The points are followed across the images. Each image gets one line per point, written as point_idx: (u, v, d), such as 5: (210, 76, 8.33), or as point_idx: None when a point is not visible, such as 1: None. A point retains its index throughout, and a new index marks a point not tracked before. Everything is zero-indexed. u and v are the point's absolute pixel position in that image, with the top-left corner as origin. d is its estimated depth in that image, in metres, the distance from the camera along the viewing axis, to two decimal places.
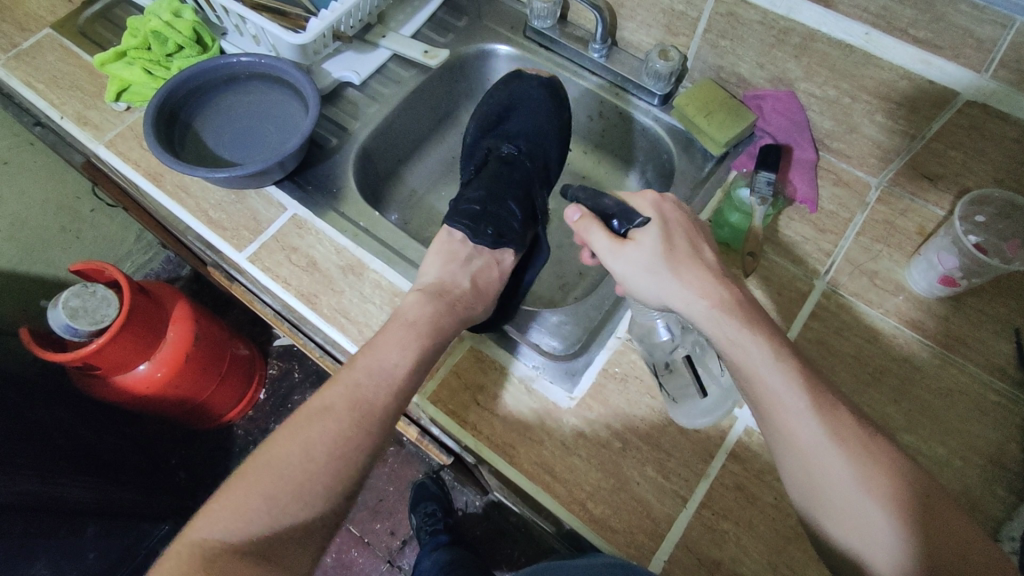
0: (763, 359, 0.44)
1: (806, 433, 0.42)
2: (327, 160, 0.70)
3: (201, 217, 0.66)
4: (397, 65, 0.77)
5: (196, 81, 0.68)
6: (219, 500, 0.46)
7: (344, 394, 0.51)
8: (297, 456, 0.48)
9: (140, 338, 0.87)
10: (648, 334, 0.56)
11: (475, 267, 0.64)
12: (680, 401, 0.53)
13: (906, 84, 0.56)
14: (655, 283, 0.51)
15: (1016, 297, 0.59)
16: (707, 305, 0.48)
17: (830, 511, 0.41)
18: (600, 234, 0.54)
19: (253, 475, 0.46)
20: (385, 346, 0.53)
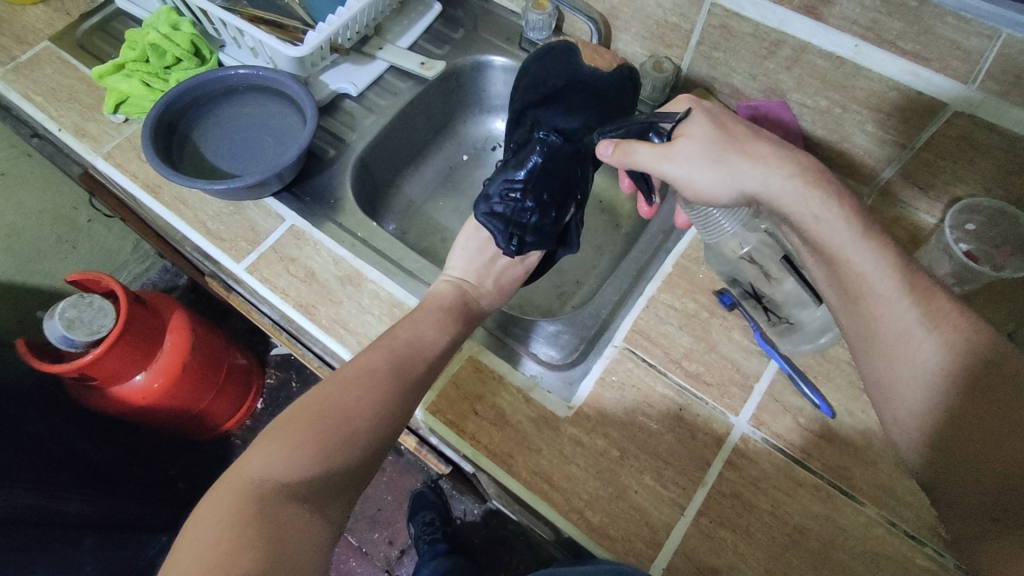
0: (852, 241, 0.43)
1: (894, 318, 0.41)
2: (324, 171, 0.71)
3: (200, 228, 0.66)
4: (394, 77, 0.78)
5: (194, 94, 0.68)
6: (264, 441, 0.45)
7: (366, 389, 0.50)
8: (342, 412, 0.48)
9: (137, 347, 0.87)
10: (726, 246, 0.55)
11: (501, 266, 0.68)
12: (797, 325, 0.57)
13: (896, 95, 0.57)
14: (725, 172, 0.47)
15: (1006, 303, 0.60)
16: (787, 177, 0.46)
17: (898, 393, 0.42)
18: (644, 147, 0.50)
19: (302, 421, 0.46)
20: (383, 355, 0.53)
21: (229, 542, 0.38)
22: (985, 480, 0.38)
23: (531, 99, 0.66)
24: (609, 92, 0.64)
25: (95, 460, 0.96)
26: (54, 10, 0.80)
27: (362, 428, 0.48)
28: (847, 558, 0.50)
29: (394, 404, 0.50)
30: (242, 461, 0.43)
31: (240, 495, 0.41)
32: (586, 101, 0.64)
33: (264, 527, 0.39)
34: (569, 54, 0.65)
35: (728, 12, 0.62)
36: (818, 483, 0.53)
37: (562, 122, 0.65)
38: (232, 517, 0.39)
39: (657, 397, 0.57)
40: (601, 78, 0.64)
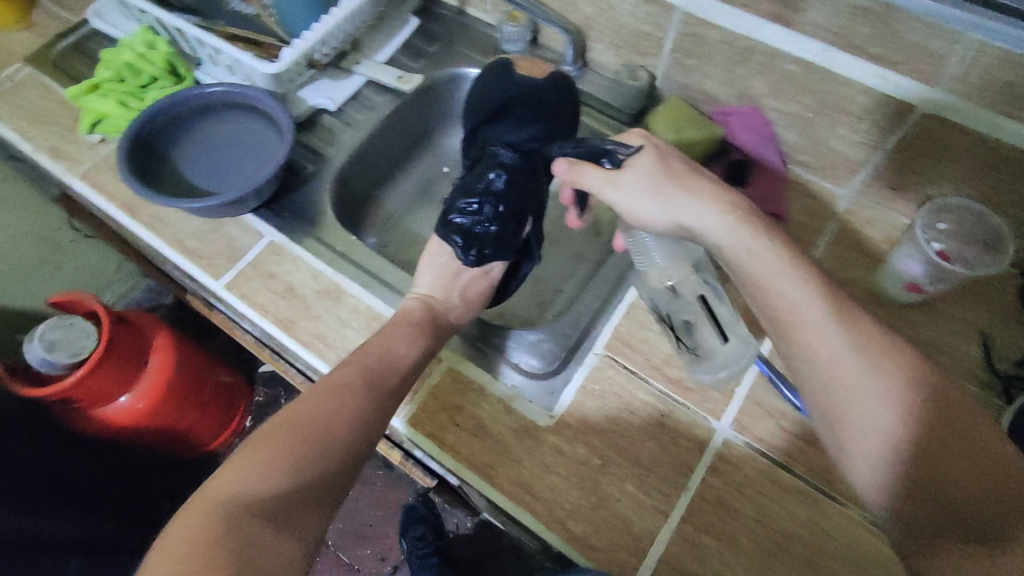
0: (782, 271, 0.43)
1: (829, 348, 0.40)
2: (303, 186, 0.71)
3: (177, 247, 0.66)
4: (372, 91, 0.78)
5: (171, 112, 0.68)
6: (237, 459, 0.45)
7: (349, 396, 0.50)
8: (318, 426, 0.48)
9: (119, 368, 0.86)
10: (647, 275, 0.54)
11: (466, 279, 0.67)
12: (703, 354, 0.53)
13: (865, 98, 0.58)
14: (661, 202, 0.50)
15: (982, 301, 0.61)
16: (717, 212, 0.48)
17: (848, 426, 0.39)
18: (593, 171, 0.55)
19: (275, 437, 0.46)
20: (358, 368, 0.52)
21: (197, 564, 0.39)
22: (950, 496, 0.37)
23: (483, 117, 0.70)
24: (552, 100, 0.67)
25: (79, 485, 0.96)
26: (31, 32, 0.80)
27: (338, 443, 0.48)
28: (830, 561, 0.50)
29: (370, 418, 0.50)
30: (214, 481, 0.44)
31: (207, 517, 0.41)
32: (533, 113, 0.67)
33: (230, 550, 0.40)
34: (506, 69, 0.69)
35: (698, 20, 0.63)
36: (800, 486, 0.53)
37: (512, 136, 0.69)
38: (200, 540, 0.40)
39: (638, 404, 0.57)
40: (538, 87, 0.67)
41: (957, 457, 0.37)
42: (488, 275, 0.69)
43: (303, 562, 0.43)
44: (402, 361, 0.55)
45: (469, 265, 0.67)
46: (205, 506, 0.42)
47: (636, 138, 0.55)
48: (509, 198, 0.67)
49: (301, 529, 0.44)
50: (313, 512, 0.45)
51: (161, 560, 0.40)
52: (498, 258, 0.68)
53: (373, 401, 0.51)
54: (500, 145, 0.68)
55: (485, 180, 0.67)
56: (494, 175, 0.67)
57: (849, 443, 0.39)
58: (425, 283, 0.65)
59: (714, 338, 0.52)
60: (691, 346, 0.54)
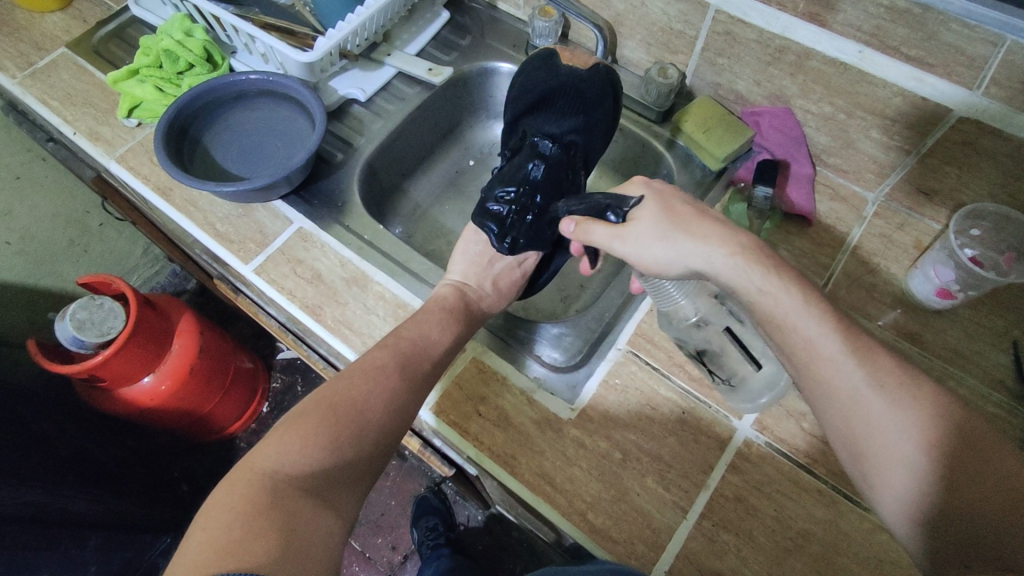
0: (795, 309, 0.43)
1: (844, 381, 0.41)
2: (332, 174, 0.72)
3: (209, 230, 0.67)
4: (402, 83, 0.79)
5: (207, 98, 0.69)
6: (275, 435, 0.46)
7: (379, 379, 0.51)
8: (354, 407, 0.49)
9: (146, 349, 0.88)
10: (675, 311, 0.54)
11: (498, 269, 0.68)
12: (736, 384, 0.55)
13: (900, 100, 0.58)
14: (670, 250, 0.48)
15: (1013, 310, 0.60)
16: (728, 254, 0.46)
17: (871, 459, 0.40)
18: (601, 226, 0.52)
19: (313, 414, 0.47)
20: (383, 354, 0.53)
21: (241, 531, 0.39)
22: (973, 525, 0.36)
23: (521, 109, 0.70)
24: (591, 91, 0.68)
25: (104, 462, 0.98)
26: (72, 18, 0.82)
27: (371, 423, 0.49)
28: (850, 564, 0.50)
29: (396, 401, 0.51)
30: (256, 453, 0.44)
31: (251, 487, 0.42)
32: (571, 104, 0.68)
33: (273, 518, 0.40)
34: (549, 60, 0.69)
35: (732, 19, 0.62)
36: (821, 487, 0.53)
37: (551, 127, 0.69)
38: (244, 507, 0.40)
39: (660, 400, 0.57)
40: (583, 78, 0.68)
41: (983, 485, 0.36)
42: (520, 267, 0.70)
43: (341, 539, 0.43)
44: (427, 348, 0.55)
45: (502, 256, 0.68)
46: (244, 478, 0.43)
47: (638, 189, 0.53)
48: (547, 188, 0.66)
49: (335, 505, 0.44)
50: (347, 490, 0.46)
51: (204, 526, 0.40)
52: (532, 248, 0.67)
53: (405, 383, 0.52)
54: (540, 136, 0.69)
55: (523, 170, 0.67)
56: (533, 164, 0.67)
57: (876, 475, 0.40)
58: (458, 269, 0.67)
59: (747, 366, 0.54)
60: (722, 378, 0.55)
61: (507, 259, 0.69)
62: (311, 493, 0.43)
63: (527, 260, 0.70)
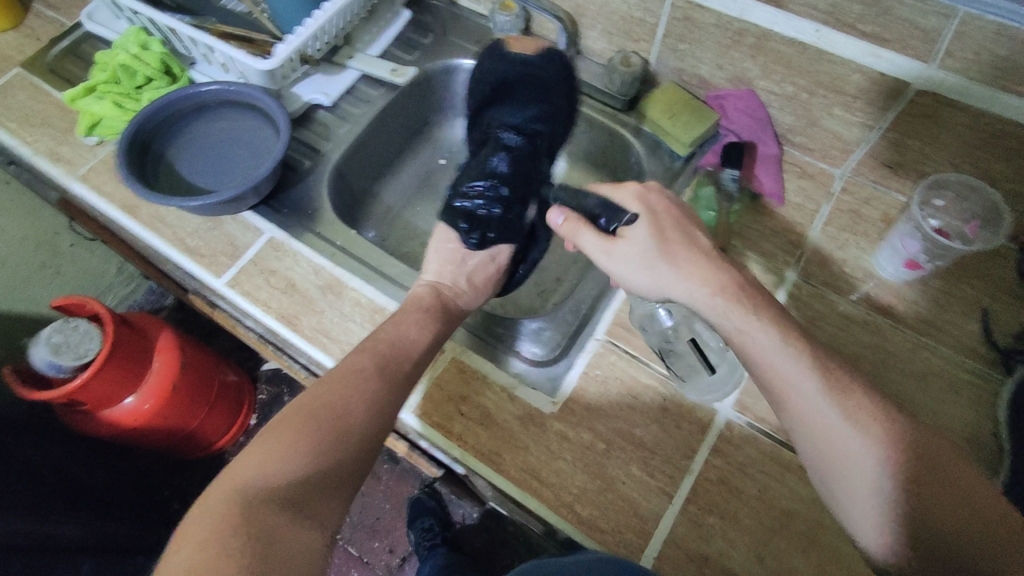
0: (770, 345, 0.44)
1: (817, 409, 0.42)
2: (301, 182, 0.71)
3: (179, 246, 0.66)
4: (366, 85, 0.78)
5: (168, 110, 0.68)
6: (256, 445, 0.45)
7: (361, 382, 0.51)
8: (335, 413, 0.48)
9: (126, 369, 0.87)
10: (650, 317, 0.59)
11: (472, 265, 0.67)
12: (689, 379, 0.57)
13: (859, 77, 0.58)
14: (652, 278, 0.50)
15: (981, 278, 0.61)
16: (709, 293, 0.47)
17: (843, 481, 0.41)
18: (589, 235, 0.54)
19: (293, 424, 0.47)
20: (360, 361, 0.52)
21: (221, 544, 0.39)
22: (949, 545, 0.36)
23: (489, 101, 0.71)
24: (550, 78, 0.68)
25: (92, 483, 0.98)
26: (24, 36, 0.80)
27: (352, 428, 0.48)
28: (832, 536, 0.51)
29: (375, 406, 0.50)
30: (235, 466, 0.44)
31: (225, 502, 0.41)
32: (534, 93, 0.68)
33: (254, 530, 0.40)
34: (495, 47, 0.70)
35: (691, 4, 0.63)
36: (802, 464, 0.54)
37: (513, 118, 0.69)
38: (223, 522, 0.40)
39: (641, 389, 0.57)
40: (537, 66, 0.68)
41: (953, 512, 0.37)
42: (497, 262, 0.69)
43: (325, 543, 0.43)
44: (403, 355, 0.54)
45: (473, 252, 0.67)
46: (220, 490, 0.43)
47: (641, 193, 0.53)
48: (516, 181, 0.67)
49: (318, 512, 0.44)
50: (331, 495, 0.45)
51: (183, 543, 0.40)
52: (504, 241, 0.67)
53: (387, 386, 0.52)
54: (504, 129, 0.69)
55: (487, 163, 0.67)
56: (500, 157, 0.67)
57: (847, 498, 0.40)
58: (432, 268, 0.66)
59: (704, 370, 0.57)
60: (678, 372, 0.57)
61: (480, 254, 0.68)
62: (293, 505, 0.43)
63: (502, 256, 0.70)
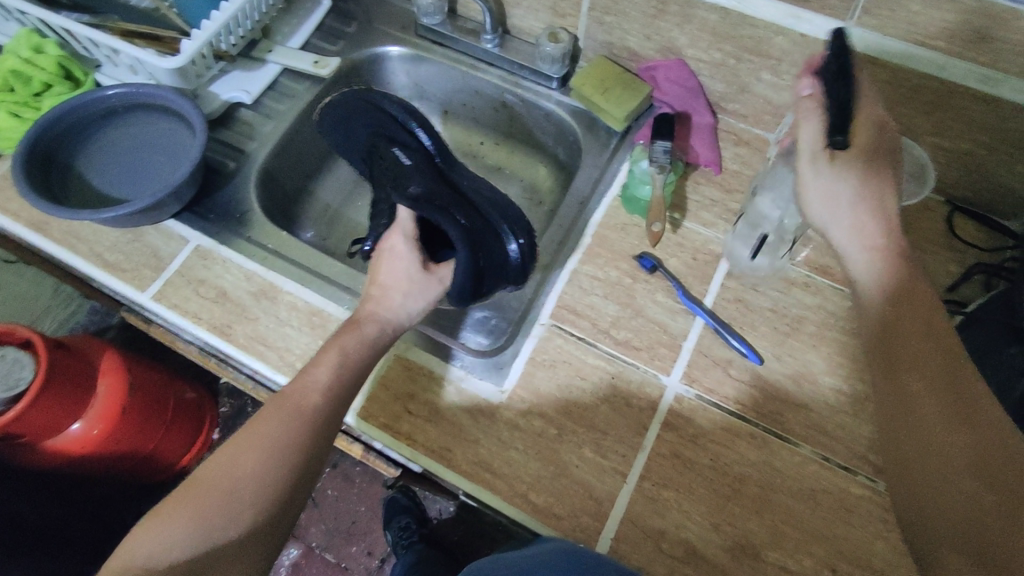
0: (883, 290, 0.49)
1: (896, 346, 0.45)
2: (226, 185, 0.68)
3: (97, 262, 0.63)
4: (289, 79, 0.75)
5: (71, 118, 0.64)
6: (154, 518, 0.42)
7: (269, 434, 0.45)
8: (230, 476, 0.43)
9: (64, 397, 0.82)
10: (765, 194, 0.58)
11: (375, 271, 0.58)
12: (734, 241, 0.61)
13: (782, 39, 0.58)
14: (828, 206, 0.51)
15: (914, 232, 0.62)
16: (866, 248, 0.50)
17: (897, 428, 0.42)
18: (813, 132, 0.50)
19: (187, 495, 0.42)
20: (265, 412, 0.46)
21: None
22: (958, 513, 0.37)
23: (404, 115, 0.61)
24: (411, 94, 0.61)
25: None
26: None
27: (248, 489, 0.43)
28: (784, 497, 0.51)
29: (279, 463, 0.44)
30: (129, 541, 0.41)
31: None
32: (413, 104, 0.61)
33: None
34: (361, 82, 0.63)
35: None
36: (752, 430, 0.54)
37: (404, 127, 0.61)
38: None
39: (589, 369, 0.57)
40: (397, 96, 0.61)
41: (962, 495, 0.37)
42: (404, 241, 0.58)
43: None
44: (321, 404, 0.48)
45: (376, 258, 0.59)
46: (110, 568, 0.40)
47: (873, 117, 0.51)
48: (419, 176, 0.58)
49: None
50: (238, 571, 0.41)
51: None
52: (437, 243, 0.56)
53: (298, 437, 0.45)
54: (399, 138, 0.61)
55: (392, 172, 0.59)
56: (396, 152, 0.60)
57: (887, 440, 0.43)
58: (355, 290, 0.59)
59: (748, 251, 0.60)
60: (738, 230, 0.60)
61: (383, 257, 0.58)
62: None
63: (408, 229, 0.58)
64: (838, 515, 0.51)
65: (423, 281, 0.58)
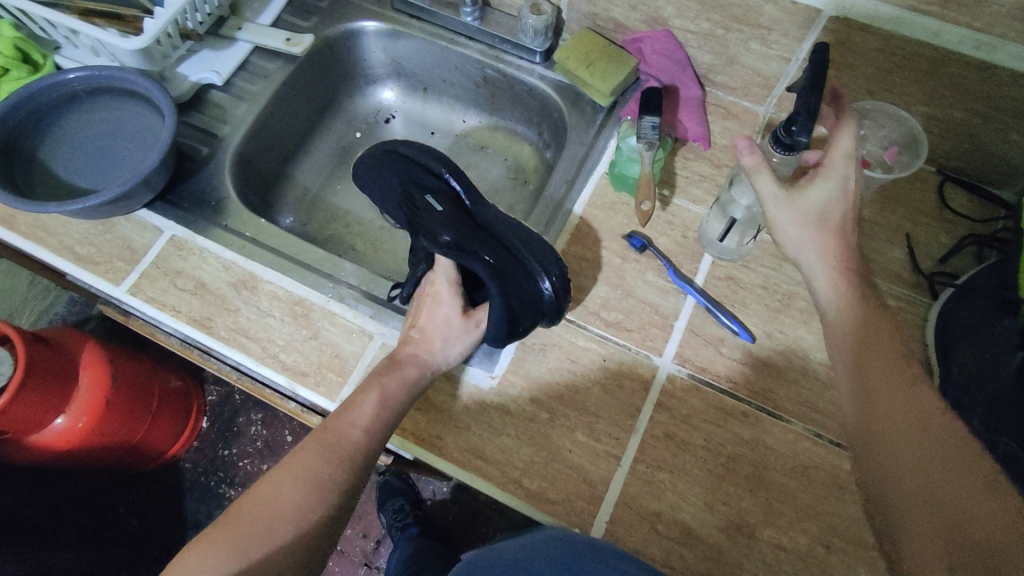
0: (839, 292, 0.50)
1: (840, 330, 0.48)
2: (199, 171, 0.65)
3: (67, 255, 0.60)
4: (260, 58, 0.71)
5: (31, 105, 0.61)
6: (202, 545, 0.45)
7: (310, 469, 0.48)
8: (272, 509, 0.46)
9: (44, 394, 0.80)
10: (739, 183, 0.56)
11: (416, 313, 0.57)
12: (711, 226, 0.60)
13: (772, 7, 0.56)
14: (791, 234, 0.52)
15: (905, 204, 0.61)
16: (828, 270, 0.51)
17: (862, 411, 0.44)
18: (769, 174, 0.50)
19: (231, 524, 0.46)
20: (307, 449, 0.49)
21: None
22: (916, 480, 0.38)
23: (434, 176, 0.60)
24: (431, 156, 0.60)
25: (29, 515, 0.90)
26: None
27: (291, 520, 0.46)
28: (777, 475, 0.51)
29: (318, 495, 0.47)
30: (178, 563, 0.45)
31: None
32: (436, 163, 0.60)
33: None
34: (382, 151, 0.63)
35: None
36: (746, 409, 0.54)
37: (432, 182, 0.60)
38: None
39: (580, 352, 0.56)
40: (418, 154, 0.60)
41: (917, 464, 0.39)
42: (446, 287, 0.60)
43: None
44: (359, 444, 0.49)
45: (416, 304, 0.58)
46: None
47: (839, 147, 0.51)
48: (448, 223, 0.57)
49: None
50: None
51: None
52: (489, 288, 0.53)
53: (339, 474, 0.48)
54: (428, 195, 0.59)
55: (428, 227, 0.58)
56: (427, 201, 0.59)
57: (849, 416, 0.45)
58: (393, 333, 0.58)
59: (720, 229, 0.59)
60: (719, 213, 0.59)
61: (424, 301, 0.58)
62: None
63: (449, 274, 0.60)
64: (830, 489, 0.51)
65: (463, 325, 0.57)
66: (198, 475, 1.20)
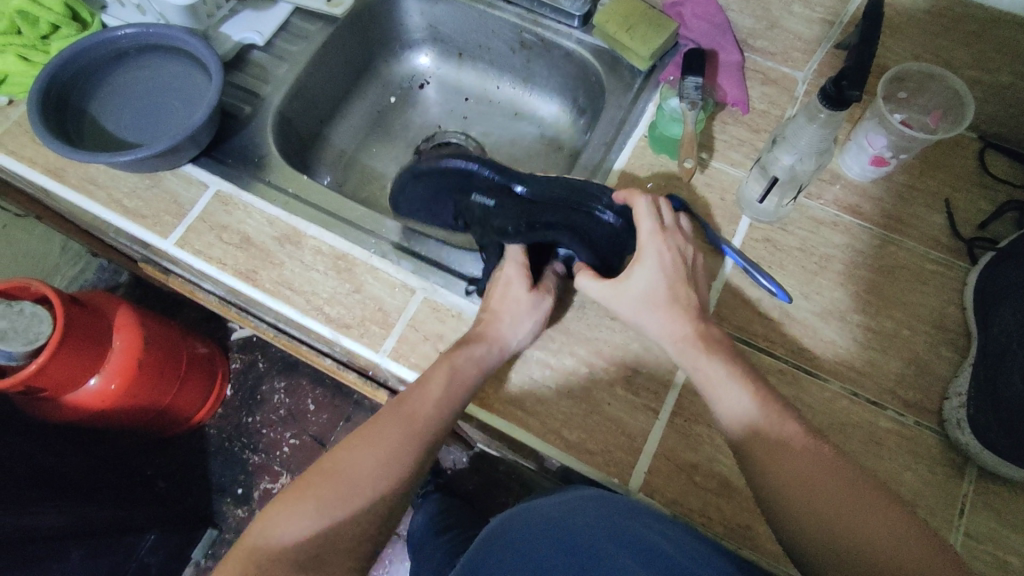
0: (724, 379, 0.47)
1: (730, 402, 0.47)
2: (242, 130, 0.66)
3: (116, 208, 0.62)
4: (301, 19, 0.72)
5: (83, 60, 0.62)
6: (289, 502, 0.46)
7: (386, 440, 0.48)
8: (351, 481, 0.47)
9: (82, 352, 0.82)
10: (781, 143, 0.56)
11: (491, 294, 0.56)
12: (751, 191, 0.60)
13: None
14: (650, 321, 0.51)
15: (945, 170, 0.61)
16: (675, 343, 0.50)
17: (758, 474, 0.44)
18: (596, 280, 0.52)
19: (314, 485, 0.46)
20: (382, 427, 0.49)
21: None
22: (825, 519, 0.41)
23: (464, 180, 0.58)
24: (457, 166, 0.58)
25: (66, 470, 0.92)
26: None
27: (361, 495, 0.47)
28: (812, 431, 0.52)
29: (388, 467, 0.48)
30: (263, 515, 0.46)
31: (243, 564, 0.44)
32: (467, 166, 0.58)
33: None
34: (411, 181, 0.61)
35: None
36: (782, 367, 0.54)
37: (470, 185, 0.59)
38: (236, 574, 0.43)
39: None
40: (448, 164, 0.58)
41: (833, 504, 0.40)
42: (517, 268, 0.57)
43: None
44: (428, 424, 0.49)
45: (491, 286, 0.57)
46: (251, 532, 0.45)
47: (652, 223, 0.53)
48: (507, 211, 0.57)
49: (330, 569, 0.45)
50: (341, 552, 0.46)
51: None
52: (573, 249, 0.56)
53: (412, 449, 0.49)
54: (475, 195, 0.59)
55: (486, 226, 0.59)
56: (477, 200, 0.59)
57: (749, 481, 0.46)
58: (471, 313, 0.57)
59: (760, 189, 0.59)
60: (760, 174, 0.59)
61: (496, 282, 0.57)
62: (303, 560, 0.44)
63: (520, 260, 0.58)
64: (864, 445, 0.52)
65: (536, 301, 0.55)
66: (223, 441, 1.23)
